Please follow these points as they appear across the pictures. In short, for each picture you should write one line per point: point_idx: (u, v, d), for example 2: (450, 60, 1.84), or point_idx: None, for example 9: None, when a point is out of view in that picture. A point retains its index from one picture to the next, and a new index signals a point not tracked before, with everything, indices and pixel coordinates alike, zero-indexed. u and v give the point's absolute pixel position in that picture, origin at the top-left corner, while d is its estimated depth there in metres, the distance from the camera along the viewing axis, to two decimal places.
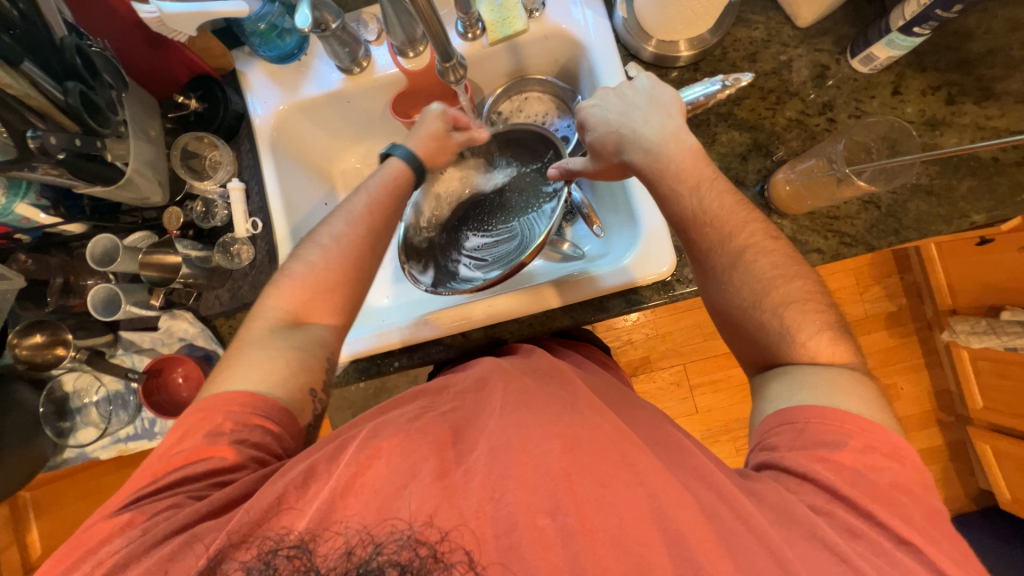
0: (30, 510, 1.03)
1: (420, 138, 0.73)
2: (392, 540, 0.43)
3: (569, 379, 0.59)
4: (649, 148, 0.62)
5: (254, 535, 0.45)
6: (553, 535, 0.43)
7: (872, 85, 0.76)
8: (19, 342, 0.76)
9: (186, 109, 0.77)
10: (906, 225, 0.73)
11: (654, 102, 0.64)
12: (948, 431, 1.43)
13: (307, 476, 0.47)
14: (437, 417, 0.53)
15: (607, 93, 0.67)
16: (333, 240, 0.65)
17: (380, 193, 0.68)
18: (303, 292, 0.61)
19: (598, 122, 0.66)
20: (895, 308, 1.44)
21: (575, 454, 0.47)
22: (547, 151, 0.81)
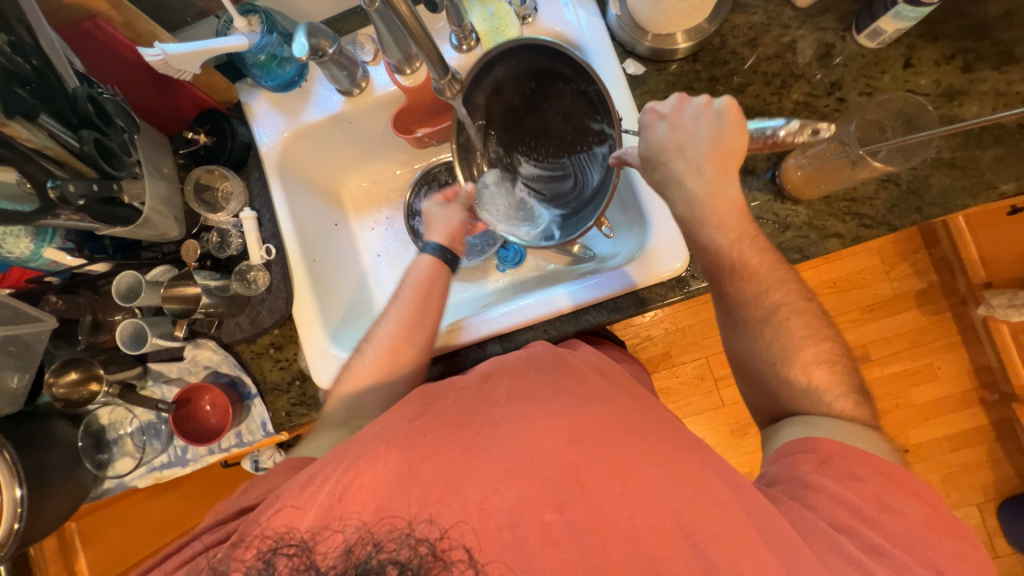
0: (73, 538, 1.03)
1: (439, 228, 0.76)
2: (392, 538, 0.44)
3: (577, 367, 0.58)
4: (691, 197, 0.60)
5: (255, 536, 0.47)
6: (562, 529, 0.45)
7: (881, 60, 0.74)
8: (55, 380, 0.78)
9: (196, 144, 0.79)
10: (929, 202, 0.70)
11: (720, 149, 0.59)
12: (991, 410, 1.36)
13: (305, 484, 0.49)
14: (438, 413, 0.53)
15: (676, 117, 0.61)
16: (373, 348, 0.70)
17: (412, 292, 0.71)
18: (351, 391, 0.68)
19: (658, 145, 0.61)
20: (926, 285, 1.39)
21: (585, 444, 0.48)
22: (586, 78, 0.70)
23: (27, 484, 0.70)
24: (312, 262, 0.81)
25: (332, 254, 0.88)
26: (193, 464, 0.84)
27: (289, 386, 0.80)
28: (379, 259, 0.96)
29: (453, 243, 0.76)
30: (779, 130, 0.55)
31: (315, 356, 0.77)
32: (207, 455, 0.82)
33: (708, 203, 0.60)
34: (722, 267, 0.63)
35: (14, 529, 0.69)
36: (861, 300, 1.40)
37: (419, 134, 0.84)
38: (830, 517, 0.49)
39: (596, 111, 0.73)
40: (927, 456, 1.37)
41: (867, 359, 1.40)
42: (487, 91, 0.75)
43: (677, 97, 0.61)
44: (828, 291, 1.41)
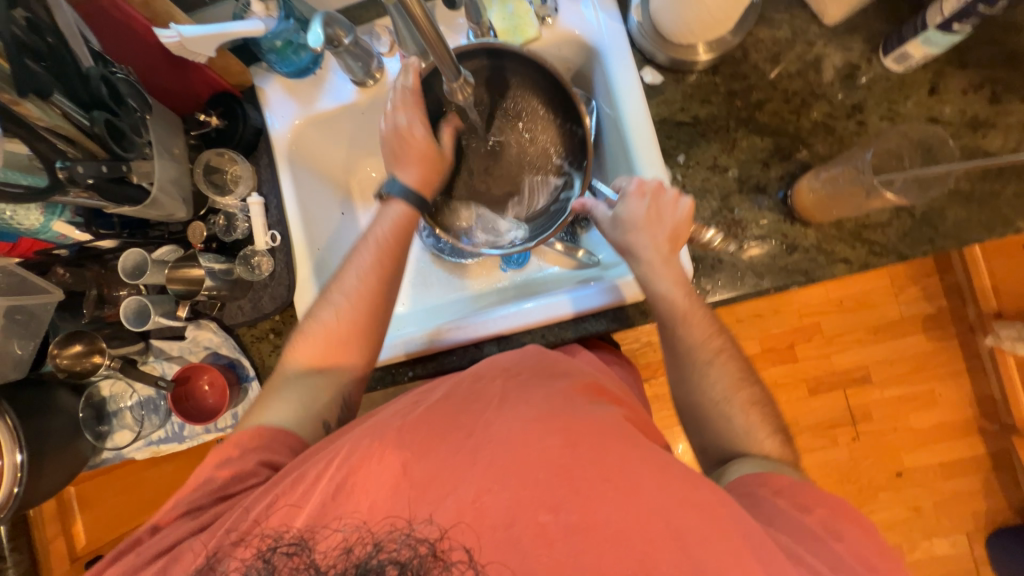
0: (75, 502, 1.02)
1: (412, 165, 0.71)
2: (392, 538, 0.47)
3: (568, 370, 0.58)
4: (642, 269, 0.67)
5: (252, 534, 0.50)
6: (555, 530, 0.46)
7: (907, 85, 0.72)
8: (59, 352, 0.79)
9: (208, 126, 0.79)
10: (943, 234, 0.69)
11: (674, 233, 0.65)
12: (990, 441, 1.35)
13: (297, 479, 0.51)
14: (430, 410, 0.53)
15: (651, 196, 0.65)
16: (346, 298, 0.69)
17: (386, 239, 0.70)
18: (319, 346, 0.67)
19: (627, 218, 0.66)
20: (933, 311, 1.37)
21: (578, 448, 0.48)
22: (569, 119, 0.75)
23: (28, 450, 0.72)
24: (316, 250, 0.82)
25: (339, 245, 0.88)
26: (190, 441, 0.86)
27: None
28: None
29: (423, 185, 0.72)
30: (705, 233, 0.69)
31: None
32: (204, 433, 0.84)
33: (657, 277, 0.66)
34: (676, 313, 0.66)
35: (14, 492, 0.71)
36: (866, 321, 1.39)
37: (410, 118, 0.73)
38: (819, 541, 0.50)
39: (562, 149, 0.77)
40: (919, 482, 1.36)
41: (869, 381, 1.39)
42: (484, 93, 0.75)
43: (656, 180, 0.66)
44: (833, 309, 1.39)
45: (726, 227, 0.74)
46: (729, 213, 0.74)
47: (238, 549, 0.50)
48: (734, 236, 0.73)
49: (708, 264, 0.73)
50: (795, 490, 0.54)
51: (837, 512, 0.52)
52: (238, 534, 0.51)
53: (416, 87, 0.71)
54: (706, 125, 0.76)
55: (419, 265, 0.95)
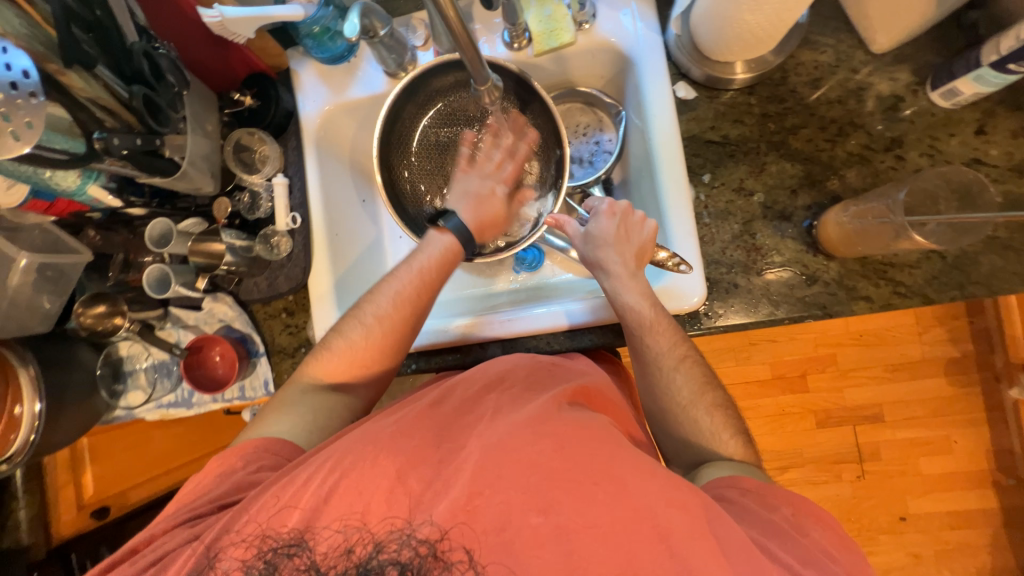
0: (87, 455, 1.05)
1: (475, 210, 0.74)
2: (392, 539, 0.48)
3: (557, 380, 0.62)
4: (608, 283, 0.69)
5: (256, 540, 0.50)
6: (546, 533, 0.46)
7: (952, 122, 0.69)
8: (84, 311, 0.83)
9: (241, 106, 0.81)
10: (973, 280, 0.67)
11: (640, 252, 0.68)
12: (1004, 495, 1.30)
13: (287, 485, 0.51)
14: (426, 414, 0.57)
15: (619, 215, 0.69)
16: (376, 319, 0.69)
17: (427, 269, 0.71)
18: (342, 365, 0.69)
19: (597, 235, 0.70)
20: (959, 354, 1.32)
21: (568, 451, 0.50)
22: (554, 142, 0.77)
23: (46, 400, 0.76)
24: (334, 236, 0.83)
25: (358, 231, 0.89)
26: (197, 408, 0.88)
27: (294, 352, 0.84)
28: (400, 241, 0.94)
29: (478, 229, 0.74)
30: (660, 250, 0.68)
31: (321, 327, 0.80)
32: (212, 402, 0.86)
33: (619, 291, 0.68)
34: (643, 322, 0.66)
35: (29, 440, 0.74)
36: (885, 357, 1.34)
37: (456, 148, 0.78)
38: (817, 564, 0.49)
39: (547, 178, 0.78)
40: (923, 529, 1.32)
41: (881, 420, 1.34)
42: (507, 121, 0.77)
43: (627, 203, 0.70)
44: (851, 342, 1.35)
45: (745, 252, 0.72)
46: (750, 238, 0.72)
47: (238, 549, 0.50)
48: (752, 261, 0.72)
49: (722, 287, 0.72)
50: (804, 517, 0.53)
51: (833, 544, 0.52)
52: (248, 536, 0.50)
53: (521, 161, 0.76)
54: (736, 146, 0.74)
55: None
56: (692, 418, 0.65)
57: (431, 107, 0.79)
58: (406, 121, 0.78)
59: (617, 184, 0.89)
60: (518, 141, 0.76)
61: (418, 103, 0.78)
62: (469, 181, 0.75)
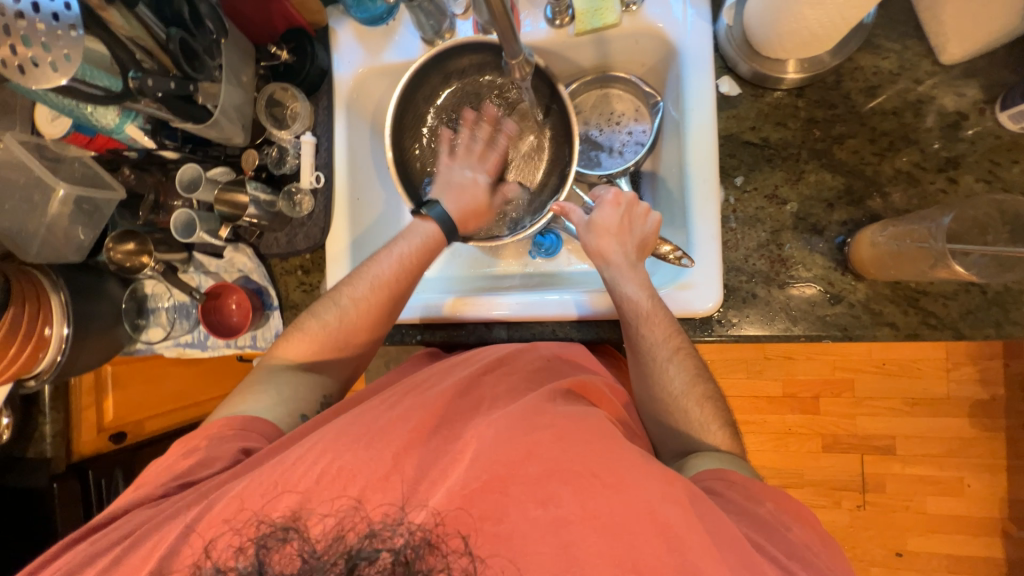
0: (111, 380, 1.11)
1: (456, 198, 0.77)
2: (390, 528, 0.46)
3: (556, 377, 0.63)
4: (606, 276, 0.70)
5: (252, 522, 0.48)
6: (543, 523, 0.47)
7: (1017, 147, 0.64)
8: (115, 246, 0.86)
9: (278, 60, 0.81)
10: (1013, 320, 0.63)
11: (639, 246, 0.69)
12: (1012, 546, 1.25)
13: (279, 465, 0.51)
14: (420, 400, 0.57)
15: (620, 206, 0.70)
16: (353, 302, 0.72)
17: (409, 255, 0.73)
18: (315, 346, 0.72)
19: (600, 224, 0.70)
20: (987, 397, 1.25)
21: (567, 442, 0.50)
22: (564, 156, 0.77)
23: (73, 326, 0.80)
24: (355, 200, 0.84)
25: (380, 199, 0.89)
26: (211, 350, 0.92)
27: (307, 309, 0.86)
28: None
29: (462, 219, 0.78)
30: (663, 244, 0.69)
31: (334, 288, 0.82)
32: (225, 346, 0.89)
33: (616, 282, 0.69)
34: (639, 313, 0.66)
35: (56, 360, 0.80)
36: (906, 390, 1.28)
37: (445, 135, 0.82)
38: None
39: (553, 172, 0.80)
40: (919, 568, 1.29)
41: (891, 452, 1.30)
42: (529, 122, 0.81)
43: (632, 194, 0.72)
44: (871, 369, 1.30)
45: (770, 262, 0.69)
46: (777, 248, 0.69)
47: (234, 537, 0.48)
48: (775, 272, 0.69)
49: (741, 296, 0.70)
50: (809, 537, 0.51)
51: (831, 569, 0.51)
52: (228, 516, 0.49)
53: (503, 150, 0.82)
54: (775, 150, 0.71)
55: None
56: (684, 410, 0.64)
57: (455, 79, 0.79)
58: (428, 88, 0.77)
59: (646, 178, 0.86)
60: (497, 132, 0.82)
61: (443, 71, 0.76)
62: (453, 171, 0.80)
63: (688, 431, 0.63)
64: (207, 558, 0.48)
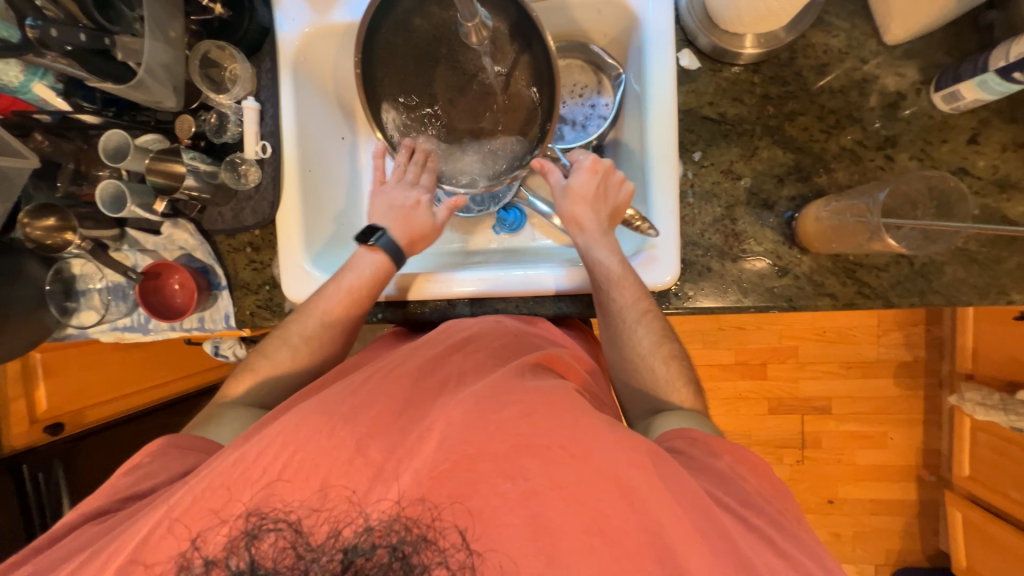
0: (40, 370, 1.03)
1: (402, 224, 0.74)
2: (382, 521, 0.46)
3: (521, 351, 0.63)
4: (579, 241, 0.71)
5: (229, 516, 0.47)
6: (513, 496, 0.48)
7: (947, 127, 0.69)
8: (31, 223, 0.77)
9: (211, 14, 0.72)
10: (935, 289, 0.69)
11: (613, 214, 0.70)
12: (923, 489, 1.42)
13: (236, 462, 0.48)
14: (381, 382, 0.56)
15: (596, 171, 0.69)
16: (304, 340, 0.71)
17: (358, 289, 0.71)
18: (263, 386, 0.70)
19: (576, 190, 0.70)
20: (910, 358, 1.38)
21: (534, 417, 0.51)
22: (544, 108, 0.68)
23: None
24: (306, 171, 0.79)
25: (334, 170, 0.84)
26: (155, 334, 0.86)
27: (258, 289, 0.82)
28: None
29: (409, 244, 0.75)
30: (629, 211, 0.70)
31: (289, 266, 0.77)
32: (170, 330, 0.84)
33: (589, 249, 0.70)
34: (609, 276, 0.67)
35: None
36: (842, 355, 1.40)
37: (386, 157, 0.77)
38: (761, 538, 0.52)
39: (523, 121, 0.71)
40: (848, 512, 1.44)
41: (827, 412, 1.42)
42: (501, 67, 0.68)
43: (610, 162, 0.70)
44: (812, 337, 1.39)
45: (723, 236, 0.72)
46: (731, 223, 0.72)
47: (222, 528, 0.46)
48: (728, 246, 0.72)
49: (698, 270, 0.72)
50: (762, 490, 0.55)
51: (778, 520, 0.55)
52: (190, 520, 0.47)
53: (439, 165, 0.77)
54: (731, 126, 0.72)
55: None
56: (652, 368, 0.67)
57: (413, 20, 0.65)
58: (384, 45, 0.66)
59: (609, 150, 0.85)
60: (467, 66, 0.69)
61: (395, 21, 0.65)
62: (393, 192, 0.75)
63: (654, 388, 0.67)
64: (196, 552, 0.46)
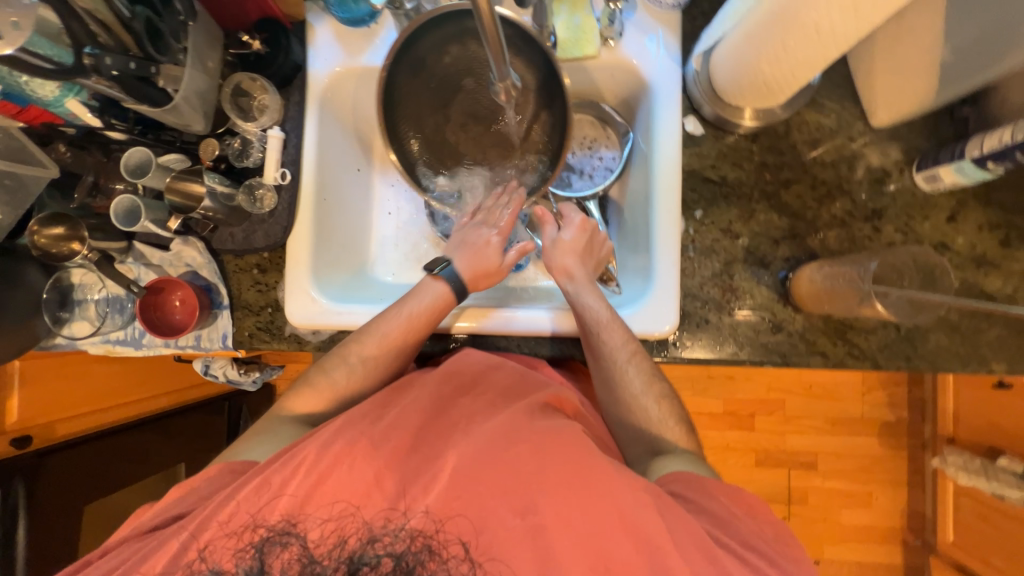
0: (15, 379, 0.97)
1: (470, 261, 0.77)
2: (387, 532, 0.48)
3: (529, 389, 0.62)
4: (567, 290, 0.73)
5: (245, 529, 0.49)
6: (519, 532, 0.48)
7: (929, 205, 0.74)
8: (40, 230, 0.77)
9: (248, 49, 0.77)
10: (919, 354, 0.72)
11: (597, 264, 0.75)
12: (910, 554, 1.40)
13: (262, 485, 0.51)
14: (403, 415, 0.57)
15: (583, 228, 0.75)
16: (360, 361, 0.71)
17: (417, 316, 0.72)
18: (313, 400, 0.71)
19: (565, 242, 0.75)
20: (893, 419, 1.40)
21: (541, 456, 0.51)
22: (545, 160, 0.72)
23: None
24: (321, 200, 0.81)
25: (347, 201, 0.87)
26: (147, 349, 0.84)
27: (260, 310, 0.82)
28: (388, 218, 0.93)
29: (471, 279, 0.77)
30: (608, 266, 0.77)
31: (294, 291, 0.78)
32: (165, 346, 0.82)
33: (577, 298, 0.72)
34: (599, 321, 0.69)
35: None
36: (827, 411, 1.41)
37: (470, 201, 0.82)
38: None
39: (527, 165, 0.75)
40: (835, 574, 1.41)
41: (814, 468, 1.42)
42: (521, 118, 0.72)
43: (592, 219, 0.77)
44: (799, 392, 1.42)
45: (721, 290, 0.75)
46: (728, 278, 0.75)
47: (229, 540, 0.49)
48: (725, 299, 0.74)
49: (697, 321, 0.74)
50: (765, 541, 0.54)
51: None
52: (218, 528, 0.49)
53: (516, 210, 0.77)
54: (731, 188, 0.77)
55: (415, 231, 0.92)
56: (644, 409, 0.68)
57: (426, 66, 0.68)
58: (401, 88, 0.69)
59: (613, 201, 0.89)
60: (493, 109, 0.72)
61: (413, 63, 0.67)
62: (469, 231, 0.80)
63: (648, 429, 0.68)
64: (202, 563, 0.48)
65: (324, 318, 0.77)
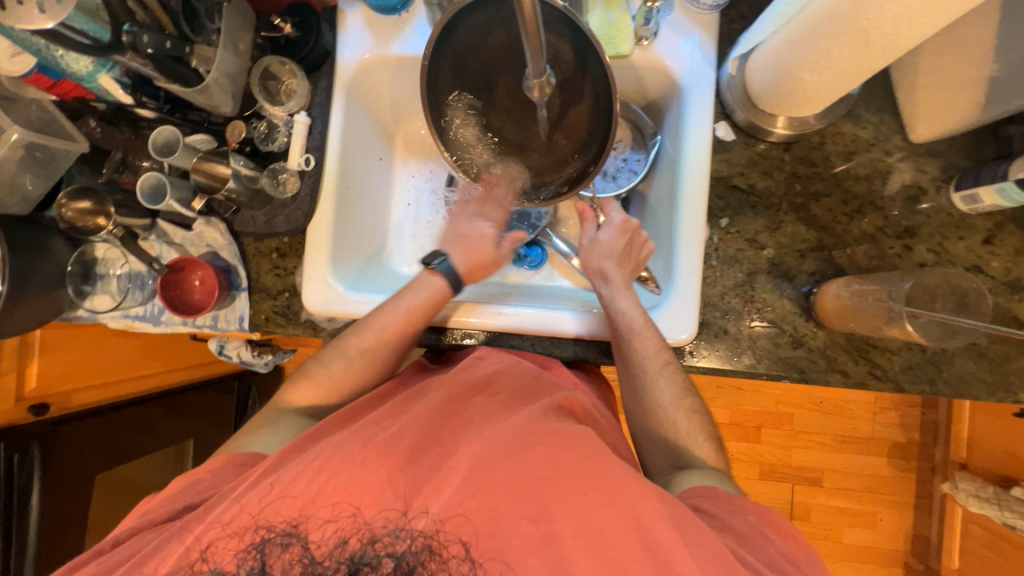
0: (37, 347, 1.01)
1: (465, 252, 0.78)
2: (387, 533, 0.47)
3: (542, 394, 0.63)
4: (603, 292, 0.74)
5: (248, 529, 0.48)
6: (533, 538, 0.47)
7: (964, 225, 0.72)
8: (68, 203, 0.79)
9: (279, 32, 0.76)
10: (944, 378, 0.70)
11: (635, 267, 0.75)
12: None
13: (271, 486, 0.50)
14: (414, 419, 0.57)
15: (625, 228, 0.75)
16: (359, 354, 0.72)
17: (415, 309, 0.73)
18: (316, 396, 0.71)
19: (604, 244, 0.75)
20: (905, 440, 1.38)
21: (556, 459, 0.51)
22: (578, 155, 0.68)
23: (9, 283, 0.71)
24: (344, 188, 0.81)
25: (368, 189, 0.87)
26: (165, 326, 0.85)
27: (277, 295, 0.82)
28: (407, 209, 0.93)
29: (466, 272, 0.78)
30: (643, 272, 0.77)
31: (312, 276, 0.78)
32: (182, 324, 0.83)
33: (610, 300, 0.72)
34: (632, 326, 0.69)
35: None
36: (837, 429, 1.39)
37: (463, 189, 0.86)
38: None
39: (558, 157, 0.70)
40: None
41: (819, 484, 1.40)
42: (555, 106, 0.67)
43: (635, 221, 0.76)
44: (810, 407, 1.40)
45: (743, 301, 0.73)
46: (750, 289, 0.74)
47: (231, 541, 0.48)
48: (746, 311, 0.73)
49: (717, 330, 0.73)
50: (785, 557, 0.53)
51: None
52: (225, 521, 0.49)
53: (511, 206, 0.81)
54: (759, 198, 0.75)
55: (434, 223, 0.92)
56: (673, 421, 0.67)
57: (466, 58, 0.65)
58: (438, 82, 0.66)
59: (636, 202, 0.88)
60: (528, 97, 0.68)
61: (454, 53, 0.64)
62: (462, 222, 0.81)
63: (676, 440, 0.67)
64: (205, 564, 0.47)
65: (337, 306, 0.78)
